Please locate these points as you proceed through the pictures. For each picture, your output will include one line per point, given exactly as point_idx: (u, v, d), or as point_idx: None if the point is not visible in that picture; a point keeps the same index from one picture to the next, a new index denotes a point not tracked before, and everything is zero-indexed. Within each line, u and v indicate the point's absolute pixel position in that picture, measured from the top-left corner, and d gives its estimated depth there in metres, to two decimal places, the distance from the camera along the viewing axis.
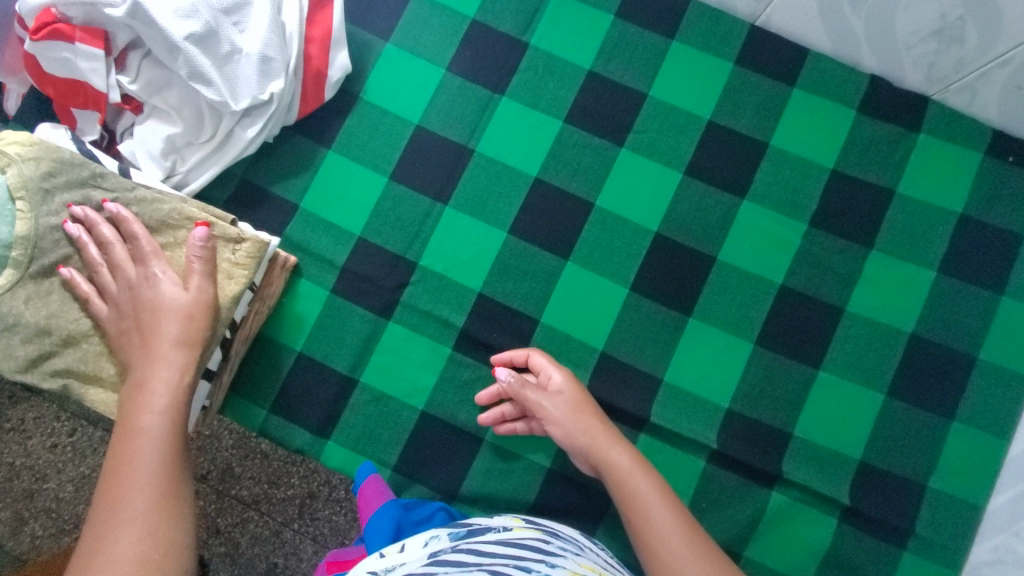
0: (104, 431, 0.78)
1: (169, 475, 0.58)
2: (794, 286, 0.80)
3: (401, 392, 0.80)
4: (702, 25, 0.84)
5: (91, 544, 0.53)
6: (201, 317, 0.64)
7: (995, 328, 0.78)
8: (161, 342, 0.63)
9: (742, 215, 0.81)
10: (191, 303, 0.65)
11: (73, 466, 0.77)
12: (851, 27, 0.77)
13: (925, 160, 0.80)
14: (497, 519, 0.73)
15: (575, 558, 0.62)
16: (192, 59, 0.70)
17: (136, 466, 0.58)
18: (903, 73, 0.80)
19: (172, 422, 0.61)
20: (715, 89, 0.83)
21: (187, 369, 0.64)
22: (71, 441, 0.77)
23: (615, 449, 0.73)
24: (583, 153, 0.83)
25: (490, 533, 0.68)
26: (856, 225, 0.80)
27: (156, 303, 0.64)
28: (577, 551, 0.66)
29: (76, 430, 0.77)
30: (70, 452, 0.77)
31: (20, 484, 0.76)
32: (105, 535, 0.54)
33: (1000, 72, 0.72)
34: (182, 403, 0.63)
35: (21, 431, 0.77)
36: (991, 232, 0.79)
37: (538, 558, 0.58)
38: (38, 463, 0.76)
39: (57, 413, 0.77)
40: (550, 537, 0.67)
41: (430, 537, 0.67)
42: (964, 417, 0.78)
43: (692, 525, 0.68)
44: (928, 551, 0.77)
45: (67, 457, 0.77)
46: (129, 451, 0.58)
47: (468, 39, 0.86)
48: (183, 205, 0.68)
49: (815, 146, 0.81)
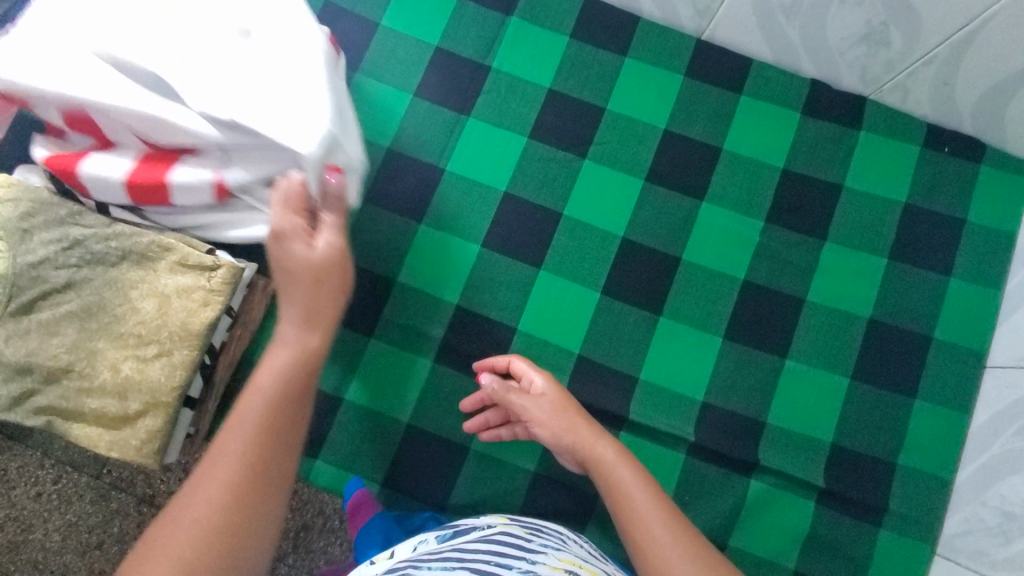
0: (89, 476, 0.86)
1: (260, 458, 0.50)
2: (756, 281, 0.83)
3: (386, 408, 0.80)
4: (652, 42, 0.89)
5: (172, 507, 0.48)
6: (329, 280, 0.59)
7: (946, 307, 0.82)
8: (324, 318, 0.59)
9: (702, 216, 0.85)
10: (322, 260, 0.58)
11: (58, 515, 0.85)
12: (788, 37, 0.83)
13: (868, 154, 0.85)
14: (484, 518, 0.71)
15: (556, 552, 0.61)
16: (242, 175, 0.67)
17: (221, 459, 0.49)
18: (841, 76, 0.85)
19: (286, 386, 0.54)
20: (668, 101, 0.87)
21: (314, 353, 0.57)
22: (55, 488, 0.85)
23: (601, 443, 0.71)
24: (549, 165, 0.86)
25: (474, 531, 0.66)
26: (809, 218, 0.84)
27: (286, 257, 0.58)
28: (562, 546, 0.64)
29: (61, 477, 0.86)
30: (55, 498, 0.85)
31: (7, 536, 0.84)
32: (183, 508, 0.48)
33: (926, 71, 0.78)
34: (302, 375, 0.55)
35: (5, 480, 0.85)
36: (934, 218, 0.84)
37: (518, 556, 0.57)
38: (24, 513, 0.85)
39: (41, 461, 0.86)
40: (531, 535, 0.65)
41: (417, 541, 0.66)
42: (927, 395, 0.80)
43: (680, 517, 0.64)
44: (906, 529, 0.77)
45: (52, 505, 0.85)
46: (194, 484, 0.49)
47: (433, 65, 0.87)
48: (161, 237, 0.72)
49: (765, 148, 0.86)
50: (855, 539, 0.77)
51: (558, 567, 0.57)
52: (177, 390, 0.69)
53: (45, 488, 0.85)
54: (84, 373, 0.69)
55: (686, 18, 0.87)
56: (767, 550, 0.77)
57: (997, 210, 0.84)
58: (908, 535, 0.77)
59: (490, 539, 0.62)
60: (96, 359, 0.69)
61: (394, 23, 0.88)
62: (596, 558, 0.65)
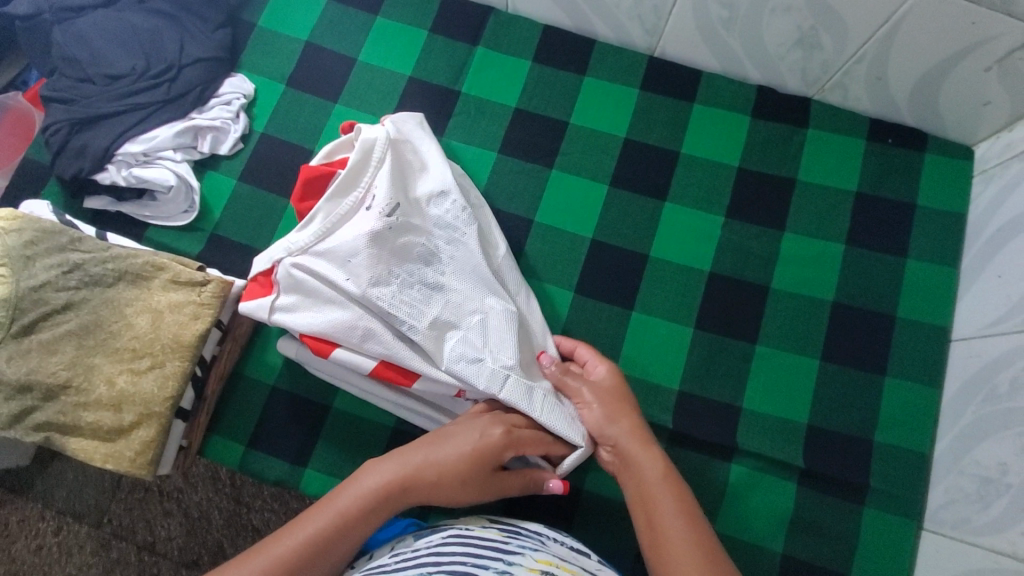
0: (87, 527, 0.96)
1: (373, 512, 0.61)
2: (722, 272, 0.87)
3: (374, 413, 0.82)
4: (608, 61, 0.96)
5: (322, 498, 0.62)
6: (468, 473, 0.65)
7: (907, 286, 0.85)
8: (477, 485, 0.67)
9: (666, 216, 0.90)
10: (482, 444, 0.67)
11: (58, 568, 0.95)
12: (731, 47, 0.90)
13: (817, 149, 0.91)
14: (463, 521, 0.72)
15: (532, 553, 0.63)
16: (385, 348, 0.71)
17: (357, 490, 0.62)
18: (785, 81, 0.92)
19: (425, 473, 0.64)
20: (626, 112, 0.94)
21: (475, 456, 0.66)
22: (55, 540, 0.96)
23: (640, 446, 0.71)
24: (518, 177, 0.92)
25: (452, 532, 0.68)
26: (767, 211, 0.89)
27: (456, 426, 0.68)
28: (541, 547, 0.66)
29: (61, 528, 0.96)
30: (54, 551, 0.96)
31: None
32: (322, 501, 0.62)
33: (859, 68, 0.85)
34: (447, 478, 0.65)
35: (8, 534, 0.97)
36: (886, 204, 0.89)
37: (494, 558, 0.60)
38: (25, 566, 0.95)
39: (42, 513, 0.97)
40: (509, 537, 0.67)
41: (398, 543, 0.69)
42: (896, 371, 0.82)
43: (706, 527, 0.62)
44: (888, 505, 0.78)
45: (50, 558, 0.95)
46: (326, 501, 0.61)
47: (407, 93, 0.95)
48: (154, 258, 0.77)
49: (720, 150, 0.92)
50: (839, 518, 0.78)
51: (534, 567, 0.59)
52: (169, 401, 0.72)
53: (45, 540, 0.96)
54: (82, 388, 0.72)
55: (638, 37, 0.95)
56: (752, 535, 0.78)
57: (945, 192, 0.89)
58: (890, 511, 0.78)
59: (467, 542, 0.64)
60: (93, 374, 0.73)
61: (370, 58, 0.96)
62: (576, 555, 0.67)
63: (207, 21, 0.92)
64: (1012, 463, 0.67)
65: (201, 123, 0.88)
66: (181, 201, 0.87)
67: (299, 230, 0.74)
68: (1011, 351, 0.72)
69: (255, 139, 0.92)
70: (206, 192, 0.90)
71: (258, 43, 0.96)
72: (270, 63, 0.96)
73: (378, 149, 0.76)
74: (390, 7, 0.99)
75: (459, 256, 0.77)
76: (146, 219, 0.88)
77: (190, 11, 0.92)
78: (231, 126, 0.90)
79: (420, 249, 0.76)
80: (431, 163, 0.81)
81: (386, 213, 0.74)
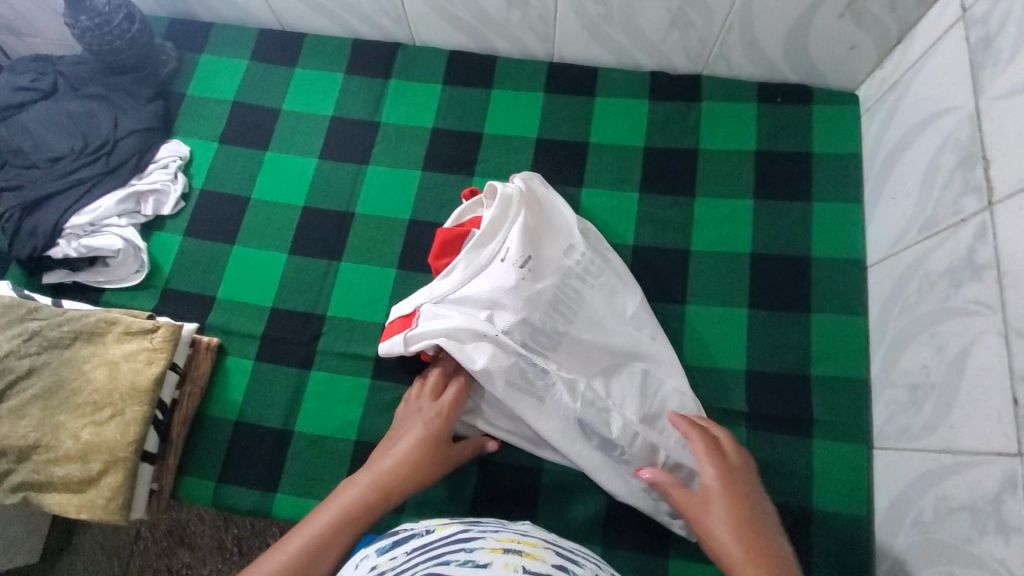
0: None
1: (360, 508, 0.70)
2: (644, 244, 0.92)
3: (334, 429, 0.85)
4: (511, 73, 1.04)
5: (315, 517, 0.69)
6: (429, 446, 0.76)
7: (817, 227, 0.90)
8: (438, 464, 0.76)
9: (584, 201, 0.95)
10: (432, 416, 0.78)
11: None
12: (617, 40, 0.98)
13: (714, 118, 0.98)
14: (422, 524, 0.73)
15: (492, 535, 0.67)
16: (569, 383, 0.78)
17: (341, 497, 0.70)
18: (673, 61, 1.00)
19: (397, 465, 0.74)
20: (535, 115, 1.01)
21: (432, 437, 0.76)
22: None
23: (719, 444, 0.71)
24: (443, 189, 0.98)
25: (415, 536, 0.68)
26: (676, 182, 0.95)
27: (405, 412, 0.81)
28: (504, 534, 0.69)
29: None
30: None
31: None
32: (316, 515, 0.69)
33: (732, 37, 0.93)
34: (416, 464, 0.74)
35: None
36: (785, 156, 0.95)
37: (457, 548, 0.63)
38: None
39: None
40: (468, 525, 0.70)
41: (361, 557, 0.66)
42: (820, 306, 0.86)
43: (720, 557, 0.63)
44: (836, 433, 0.80)
45: None
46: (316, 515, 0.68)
47: (331, 131, 1.02)
48: (107, 314, 0.82)
49: (626, 133, 0.99)
50: (790, 454, 0.80)
51: (497, 551, 0.62)
52: (133, 444, 0.76)
53: None
54: (50, 445, 0.76)
55: (534, 47, 1.03)
56: None
57: (837, 136, 0.95)
58: (840, 438, 0.80)
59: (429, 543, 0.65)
60: (60, 430, 0.76)
61: (294, 106, 1.04)
62: (533, 531, 0.71)
63: (140, 97, 1.01)
64: (931, 364, 0.70)
65: (142, 188, 0.95)
66: (131, 262, 0.93)
67: (443, 278, 0.81)
68: (913, 261, 0.76)
69: (196, 195, 0.99)
70: (155, 251, 0.96)
71: (191, 110, 1.05)
72: (203, 126, 1.03)
73: (515, 206, 0.84)
74: (307, 58, 1.07)
75: (591, 305, 0.82)
76: (101, 285, 0.94)
77: (124, 91, 1.00)
78: (171, 187, 0.97)
79: (551, 296, 0.81)
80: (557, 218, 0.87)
81: (521, 266, 0.80)
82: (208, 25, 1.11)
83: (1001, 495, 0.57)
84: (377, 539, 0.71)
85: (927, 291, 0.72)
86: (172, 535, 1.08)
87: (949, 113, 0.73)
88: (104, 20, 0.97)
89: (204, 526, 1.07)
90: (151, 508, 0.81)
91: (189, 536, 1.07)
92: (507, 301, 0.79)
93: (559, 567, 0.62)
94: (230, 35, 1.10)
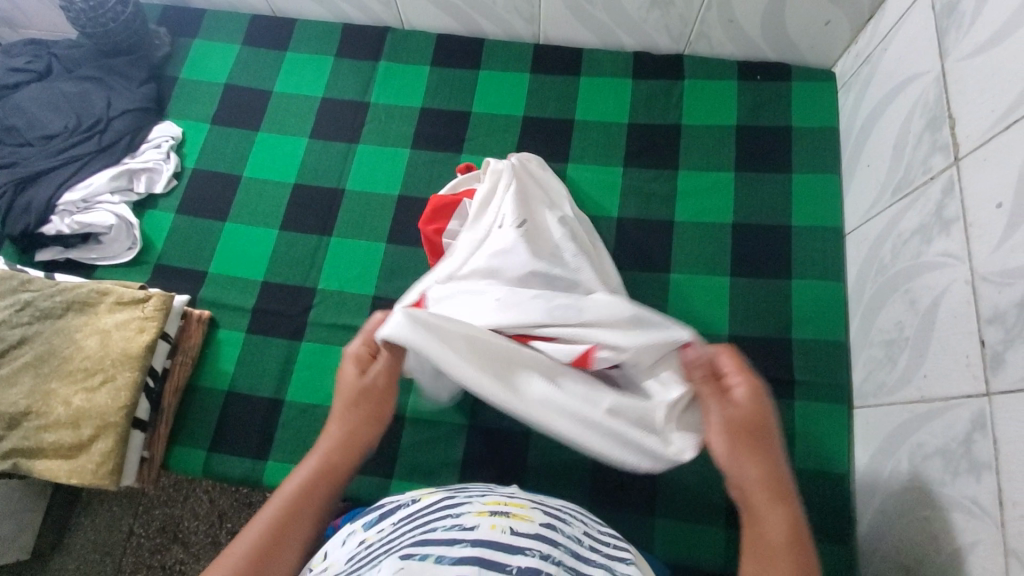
0: None
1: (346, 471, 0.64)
2: (629, 216, 0.94)
3: (325, 398, 0.86)
4: (498, 54, 1.06)
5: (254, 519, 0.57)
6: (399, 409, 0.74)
7: (796, 197, 0.92)
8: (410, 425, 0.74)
9: (570, 176, 0.97)
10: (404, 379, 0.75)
11: None
12: (600, 20, 1.01)
13: (695, 95, 1.00)
14: (409, 493, 0.73)
15: (480, 499, 0.64)
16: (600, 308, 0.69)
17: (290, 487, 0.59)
18: (656, 41, 1.02)
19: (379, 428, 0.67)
20: (521, 94, 1.03)
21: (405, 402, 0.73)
22: None
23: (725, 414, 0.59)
24: (432, 166, 1.00)
25: (400, 508, 0.67)
26: (659, 156, 0.97)
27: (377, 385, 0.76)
28: (488, 496, 0.65)
29: None
30: None
31: None
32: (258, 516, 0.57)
33: (712, 15, 0.95)
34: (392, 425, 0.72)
35: None
36: (765, 131, 0.97)
37: (442, 515, 0.60)
38: None
39: None
40: (455, 492, 0.68)
41: (348, 533, 0.66)
42: (800, 273, 0.88)
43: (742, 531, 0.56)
44: (816, 394, 0.82)
45: None
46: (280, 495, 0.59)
47: (321, 112, 1.04)
48: (99, 285, 0.84)
49: (610, 111, 1.01)
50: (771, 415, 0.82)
51: (483, 512, 0.60)
52: (124, 410, 0.77)
53: None
54: (43, 412, 0.77)
55: (520, 29, 1.06)
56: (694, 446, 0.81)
57: (815, 111, 0.97)
58: (819, 399, 0.82)
59: (415, 513, 0.63)
60: (52, 397, 0.78)
61: (285, 88, 1.06)
62: (524, 494, 0.69)
63: (133, 79, 1.02)
64: (906, 319, 0.72)
65: (134, 166, 0.97)
66: (124, 238, 0.94)
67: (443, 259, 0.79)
68: (887, 224, 0.78)
69: (188, 175, 1.01)
70: (147, 229, 0.97)
71: (183, 92, 1.06)
72: (195, 108, 1.05)
73: (505, 177, 0.83)
74: (298, 42, 1.10)
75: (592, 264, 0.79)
76: (94, 262, 0.95)
77: (117, 74, 1.02)
78: (163, 166, 0.98)
79: (552, 252, 0.77)
80: (551, 191, 0.86)
81: (521, 226, 0.77)
82: (200, 11, 1.13)
83: (972, 435, 0.59)
84: (363, 513, 0.71)
85: (901, 250, 0.75)
86: (166, 532, 1.05)
87: (917, 79, 0.76)
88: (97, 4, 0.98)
89: (198, 521, 1.06)
90: (142, 476, 0.82)
91: (182, 531, 1.05)
92: (513, 257, 0.75)
93: (547, 525, 0.60)
94: (222, 21, 1.12)
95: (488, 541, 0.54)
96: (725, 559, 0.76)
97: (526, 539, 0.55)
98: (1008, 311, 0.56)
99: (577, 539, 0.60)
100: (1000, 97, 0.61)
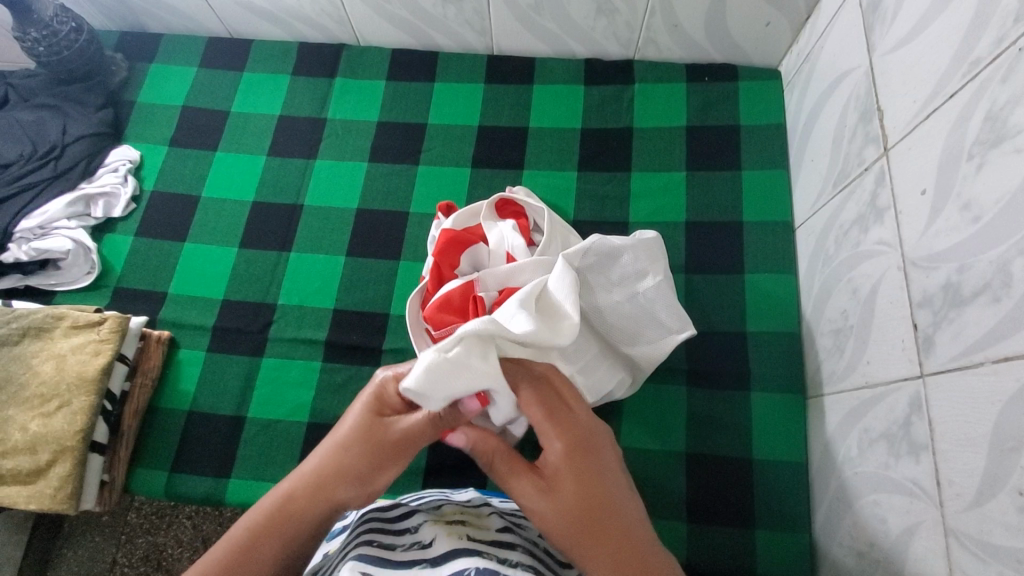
0: None
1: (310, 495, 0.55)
2: (585, 219, 0.95)
3: (287, 413, 0.86)
4: (453, 67, 1.08)
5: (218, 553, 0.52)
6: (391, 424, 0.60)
7: (747, 193, 0.94)
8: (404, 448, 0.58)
9: (526, 182, 0.99)
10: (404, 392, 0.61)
11: None
12: (550, 30, 1.03)
13: (646, 99, 1.02)
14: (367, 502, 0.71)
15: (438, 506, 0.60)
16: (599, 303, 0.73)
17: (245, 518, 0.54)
18: (605, 48, 1.05)
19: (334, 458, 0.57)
20: (476, 104, 1.05)
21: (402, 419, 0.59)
22: None
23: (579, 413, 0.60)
24: (389, 178, 1.01)
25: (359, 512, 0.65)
26: (612, 159, 0.99)
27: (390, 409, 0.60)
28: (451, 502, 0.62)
29: None
30: None
31: None
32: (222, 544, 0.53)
33: (656, 21, 0.97)
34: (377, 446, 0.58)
35: None
36: (715, 130, 0.99)
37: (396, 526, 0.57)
38: None
39: None
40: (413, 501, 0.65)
41: None
42: (753, 267, 0.90)
43: (585, 524, 0.52)
44: (772, 386, 0.83)
45: None
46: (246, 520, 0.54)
47: (279, 130, 1.05)
48: (55, 310, 0.84)
49: (564, 117, 1.03)
50: (730, 409, 0.82)
51: (441, 520, 0.57)
52: (80, 434, 0.77)
53: None
54: None
55: (473, 40, 1.07)
56: (655, 441, 0.82)
57: (762, 109, 0.99)
58: (776, 390, 0.82)
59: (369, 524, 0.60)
60: (8, 424, 0.77)
61: (243, 108, 1.07)
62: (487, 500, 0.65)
63: (90, 105, 1.03)
64: (849, 307, 0.73)
65: (92, 191, 0.97)
66: (82, 263, 0.94)
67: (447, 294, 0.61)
68: (830, 216, 0.80)
69: (147, 197, 1.01)
70: (107, 253, 0.97)
71: (142, 116, 1.07)
72: (155, 131, 1.06)
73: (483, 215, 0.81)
74: (255, 63, 1.11)
75: None
76: (53, 288, 0.94)
77: (73, 100, 1.03)
78: (121, 190, 0.99)
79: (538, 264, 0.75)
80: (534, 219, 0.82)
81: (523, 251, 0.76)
82: (158, 36, 1.14)
83: (910, 417, 0.59)
84: None
85: (843, 240, 0.76)
86: (149, 561, 0.98)
87: (849, 74, 0.78)
88: (50, 32, 0.98)
89: (182, 548, 0.98)
90: (103, 500, 0.81)
91: (166, 559, 0.98)
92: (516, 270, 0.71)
93: (505, 531, 0.57)
94: (180, 44, 1.13)
95: (444, 553, 0.51)
96: (688, 552, 0.76)
97: (485, 546, 0.52)
98: (935, 294, 0.57)
99: (534, 543, 0.58)
100: (918, 89, 0.62)
